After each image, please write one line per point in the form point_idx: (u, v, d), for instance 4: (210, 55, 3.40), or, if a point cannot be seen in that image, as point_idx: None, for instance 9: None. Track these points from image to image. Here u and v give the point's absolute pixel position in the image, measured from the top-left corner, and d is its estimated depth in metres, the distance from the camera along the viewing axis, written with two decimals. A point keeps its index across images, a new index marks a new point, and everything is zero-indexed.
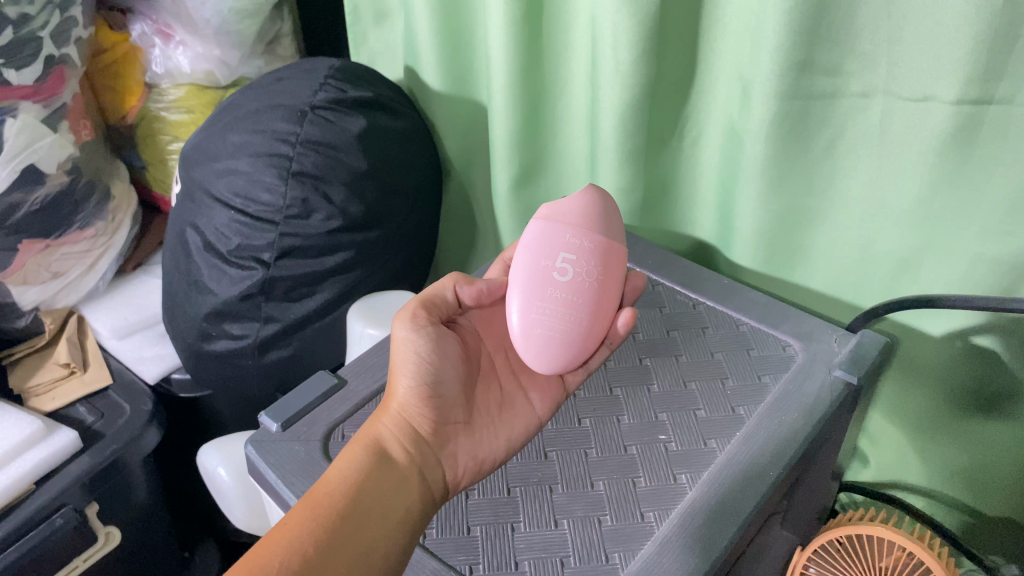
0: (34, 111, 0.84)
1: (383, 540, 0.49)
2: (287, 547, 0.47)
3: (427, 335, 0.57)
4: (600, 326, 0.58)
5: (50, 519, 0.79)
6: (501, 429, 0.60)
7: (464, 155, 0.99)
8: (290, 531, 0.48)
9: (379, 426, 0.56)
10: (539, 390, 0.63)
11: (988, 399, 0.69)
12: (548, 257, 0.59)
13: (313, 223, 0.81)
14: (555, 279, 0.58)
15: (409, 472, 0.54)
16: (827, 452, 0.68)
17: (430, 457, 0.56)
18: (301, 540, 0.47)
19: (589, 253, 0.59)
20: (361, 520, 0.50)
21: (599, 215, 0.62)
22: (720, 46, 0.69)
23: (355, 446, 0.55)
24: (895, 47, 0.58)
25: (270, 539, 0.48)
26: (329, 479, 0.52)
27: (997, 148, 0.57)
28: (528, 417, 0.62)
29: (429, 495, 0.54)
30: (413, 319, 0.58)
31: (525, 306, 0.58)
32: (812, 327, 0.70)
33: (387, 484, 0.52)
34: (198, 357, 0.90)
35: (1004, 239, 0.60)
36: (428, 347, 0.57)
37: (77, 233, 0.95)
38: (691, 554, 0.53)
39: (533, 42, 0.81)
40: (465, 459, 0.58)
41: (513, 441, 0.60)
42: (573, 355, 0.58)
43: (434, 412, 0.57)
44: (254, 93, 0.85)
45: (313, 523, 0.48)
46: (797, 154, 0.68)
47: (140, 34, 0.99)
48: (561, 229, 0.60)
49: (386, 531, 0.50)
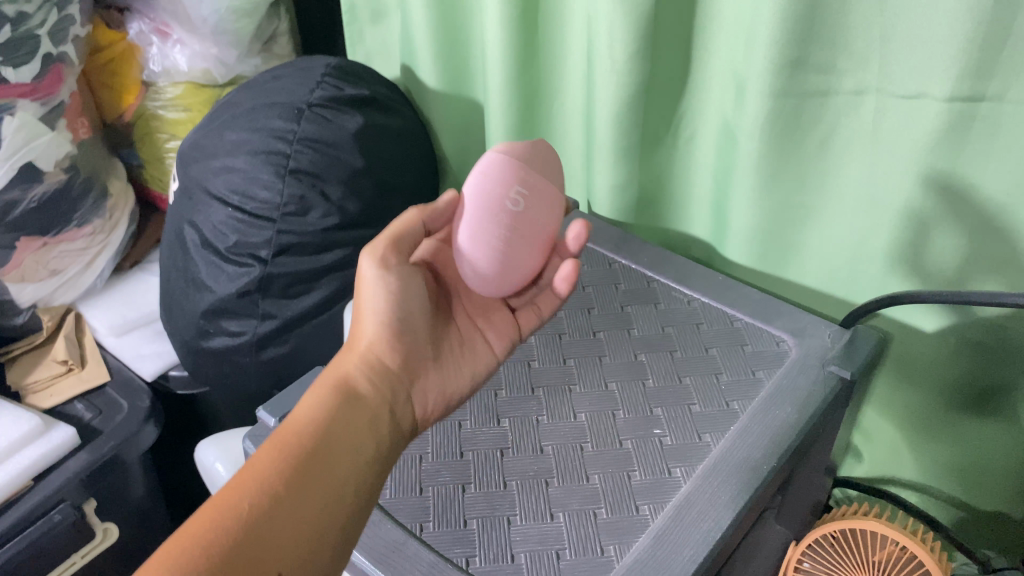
0: (32, 109, 0.84)
1: (349, 481, 0.48)
2: (250, 490, 0.45)
3: (399, 276, 0.55)
4: (536, 263, 0.59)
5: (48, 515, 0.79)
6: (465, 368, 0.60)
7: (460, 153, 0.99)
8: (253, 473, 0.46)
9: (346, 363, 0.53)
10: (500, 332, 0.63)
11: (982, 394, 0.69)
12: (503, 185, 0.55)
13: (310, 220, 0.82)
14: (508, 210, 0.55)
15: (378, 410, 0.52)
16: (821, 446, 0.68)
17: (399, 395, 0.54)
18: (264, 482, 0.46)
19: (540, 191, 0.57)
20: (328, 462, 0.48)
21: (547, 160, 0.59)
22: (715, 44, 0.70)
23: (320, 383, 0.52)
24: (887, 46, 0.59)
25: (233, 482, 0.46)
26: (293, 419, 0.50)
27: (988, 144, 0.58)
28: (490, 356, 0.62)
29: (396, 433, 0.53)
30: (383, 258, 0.55)
31: (475, 231, 0.55)
32: (806, 323, 0.71)
33: (355, 423, 0.50)
34: (195, 354, 0.90)
35: (995, 234, 0.61)
36: (400, 287, 0.54)
37: (75, 231, 0.95)
38: (685, 548, 0.53)
39: (529, 41, 0.81)
40: (432, 395, 0.57)
41: (473, 380, 0.61)
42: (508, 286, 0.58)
43: (404, 351, 0.55)
44: (251, 91, 0.85)
45: (277, 464, 0.47)
46: (791, 151, 0.68)
47: (138, 32, 0.99)
48: (517, 162, 0.56)
49: (354, 472, 0.49)
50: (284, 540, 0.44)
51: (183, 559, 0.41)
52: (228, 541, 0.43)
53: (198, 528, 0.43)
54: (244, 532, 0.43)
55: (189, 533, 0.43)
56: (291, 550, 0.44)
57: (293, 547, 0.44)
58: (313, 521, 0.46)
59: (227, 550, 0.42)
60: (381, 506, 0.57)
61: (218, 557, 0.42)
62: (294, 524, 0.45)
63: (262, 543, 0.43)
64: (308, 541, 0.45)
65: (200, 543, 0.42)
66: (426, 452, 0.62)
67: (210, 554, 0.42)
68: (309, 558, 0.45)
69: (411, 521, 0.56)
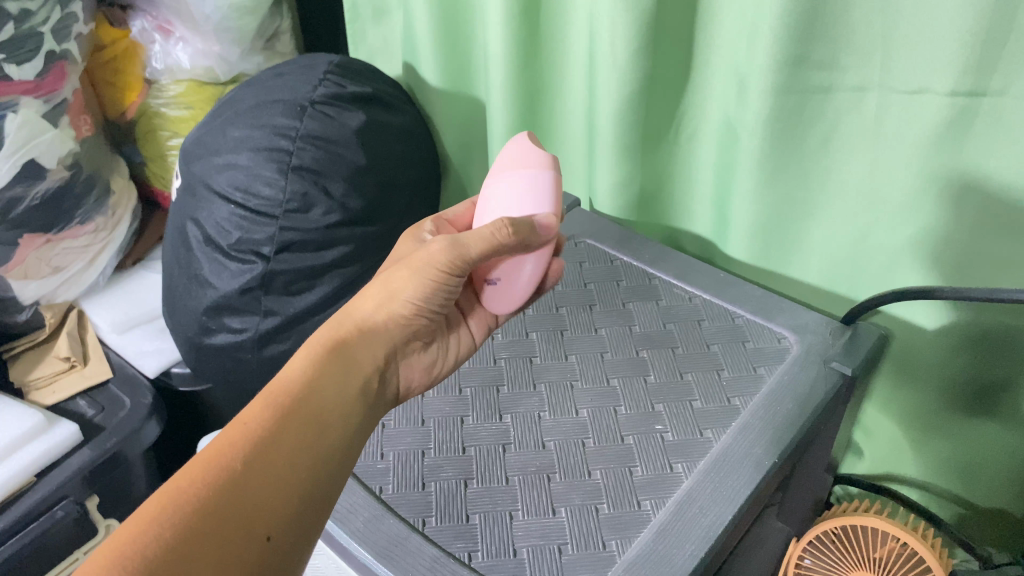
0: (35, 106, 0.84)
1: (341, 442, 0.48)
2: (247, 441, 0.44)
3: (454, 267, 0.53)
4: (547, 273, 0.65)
5: (51, 511, 0.80)
6: (449, 350, 0.62)
7: (462, 151, 1.00)
8: (249, 424, 0.45)
9: (346, 326, 0.53)
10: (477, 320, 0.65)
11: (984, 391, 0.70)
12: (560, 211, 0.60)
13: (313, 217, 0.82)
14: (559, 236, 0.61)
15: (371, 377, 0.52)
16: (822, 442, 0.69)
17: (392, 367, 0.55)
18: (261, 434, 0.44)
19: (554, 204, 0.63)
20: (324, 420, 0.47)
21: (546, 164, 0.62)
22: (717, 41, 0.70)
23: (316, 342, 0.51)
24: (889, 42, 0.59)
25: (226, 432, 0.44)
26: (290, 374, 0.48)
27: (990, 139, 0.58)
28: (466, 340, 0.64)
29: (382, 402, 0.54)
30: (456, 242, 0.52)
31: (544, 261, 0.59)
32: (807, 320, 0.71)
33: (350, 386, 0.50)
34: (198, 351, 0.90)
35: (997, 228, 0.61)
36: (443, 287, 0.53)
37: (77, 228, 0.96)
38: (687, 543, 0.53)
39: (531, 38, 0.82)
40: (415, 370, 0.59)
41: (452, 360, 0.63)
42: (522, 305, 0.63)
43: (409, 326, 0.55)
44: (253, 89, 0.85)
45: (274, 417, 0.45)
46: (793, 148, 0.69)
47: (140, 30, 0.99)
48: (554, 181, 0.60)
49: (346, 433, 0.48)
50: (279, 494, 0.43)
51: (177, 507, 0.40)
52: (223, 491, 0.41)
53: (192, 476, 0.42)
54: (239, 482, 0.42)
55: (180, 481, 0.41)
56: (286, 505, 0.43)
57: (287, 502, 0.43)
58: (307, 477, 0.45)
59: (224, 500, 0.41)
60: (383, 501, 0.58)
61: (217, 509, 0.41)
62: (290, 479, 0.44)
63: (258, 495, 0.42)
64: (302, 498, 0.44)
65: (194, 491, 0.41)
66: (428, 447, 0.62)
67: (205, 503, 0.41)
68: (301, 515, 0.44)
69: (413, 516, 0.56)
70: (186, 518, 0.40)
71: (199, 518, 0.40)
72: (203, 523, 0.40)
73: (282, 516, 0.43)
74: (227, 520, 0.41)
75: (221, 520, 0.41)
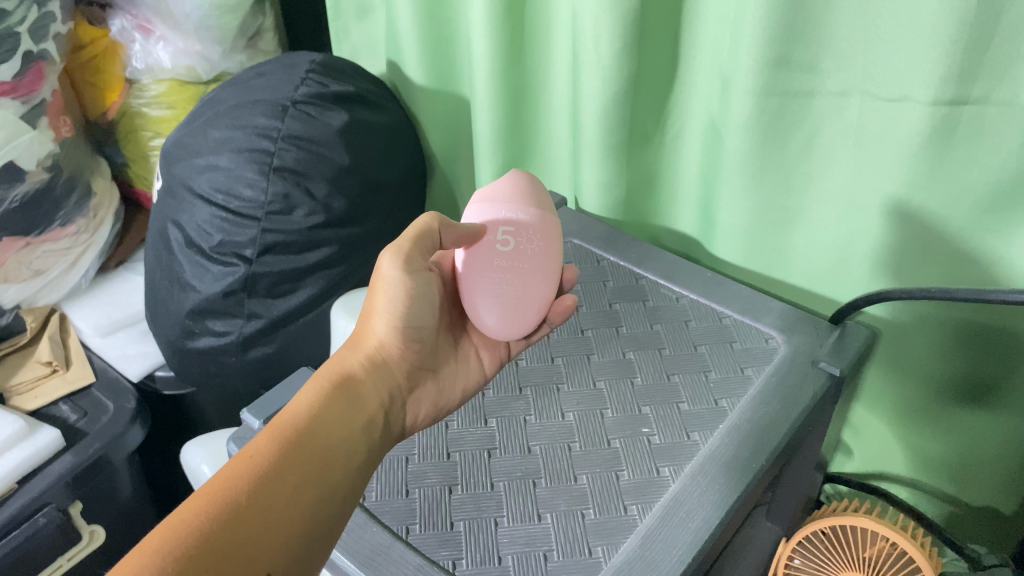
0: (13, 107, 0.83)
1: (345, 480, 0.47)
2: (249, 476, 0.43)
3: (416, 279, 0.53)
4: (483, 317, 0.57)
5: (33, 519, 0.78)
6: (457, 382, 0.60)
7: (448, 149, 0.99)
8: (253, 460, 0.44)
9: (350, 361, 0.52)
10: (488, 347, 0.63)
11: (974, 392, 0.69)
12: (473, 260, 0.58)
13: (295, 219, 0.81)
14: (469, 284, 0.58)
15: (376, 413, 0.51)
16: (812, 443, 0.68)
17: (396, 402, 0.54)
18: (265, 469, 0.44)
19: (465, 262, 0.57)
20: (329, 458, 0.46)
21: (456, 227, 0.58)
22: (699, 40, 0.70)
23: (321, 378, 0.51)
24: (871, 48, 0.58)
25: (228, 468, 0.44)
26: (293, 408, 0.48)
27: (973, 144, 0.57)
28: (476, 373, 0.62)
29: (388, 438, 0.52)
30: (403, 258, 0.52)
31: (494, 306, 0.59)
32: (795, 320, 0.70)
33: (354, 421, 0.49)
34: (181, 354, 0.89)
35: (982, 235, 0.60)
36: (418, 289, 0.53)
37: (59, 230, 0.94)
38: (675, 548, 0.52)
39: (513, 39, 0.81)
40: (424, 404, 0.57)
41: (459, 396, 0.61)
42: (499, 332, 0.58)
43: (408, 356, 0.54)
44: (234, 89, 0.84)
45: (279, 451, 0.45)
46: (775, 151, 0.68)
47: (120, 29, 0.98)
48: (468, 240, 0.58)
49: (350, 469, 0.47)
50: (282, 531, 0.43)
51: (178, 540, 0.40)
52: (225, 527, 0.41)
53: (194, 509, 0.41)
54: (240, 520, 0.42)
55: (183, 514, 0.41)
56: (287, 543, 0.43)
57: (290, 542, 0.43)
58: (308, 518, 0.44)
59: (224, 536, 0.41)
60: (366, 508, 0.57)
61: (214, 542, 0.40)
62: (290, 517, 0.43)
63: (259, 532, 0.42)
64: (304, 536, 0.44)
65: (196, 525, 0.40)
66: (412, 453, 0.61)
67: (208, 536, 0.40)
68: (303, 551, 0.43)
69: (396, 524, 0.56)
70: (187, 551, 0.39)
71: (199, 553, 0.40)
72: (204, 558, 0.39)
73: (283, 554, 0.42)
74: (227, 556, 0.40)
75: (221, 556, 0.40)
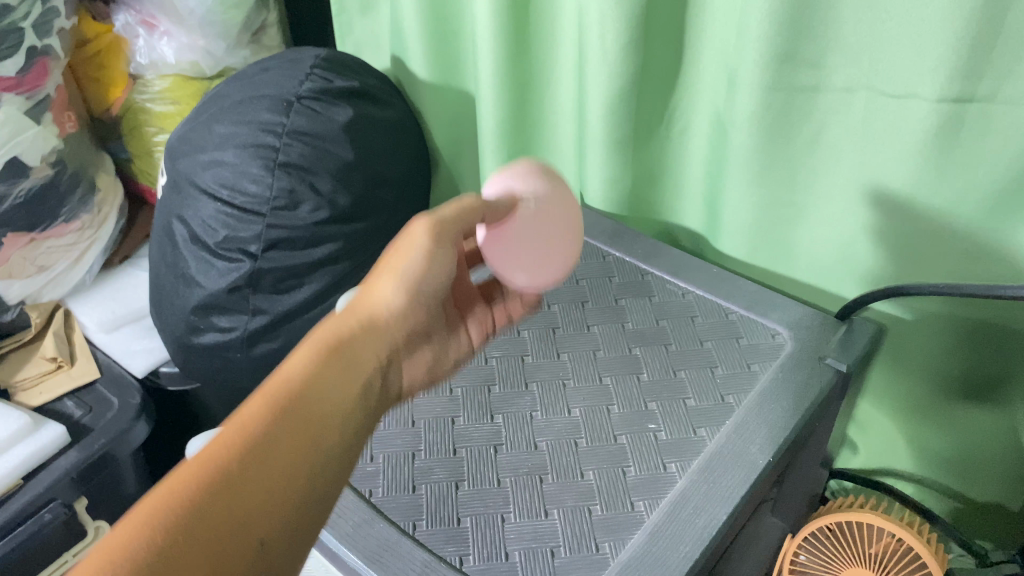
0: (17, 103, 0.83)
1: (344, 452, 0.44)
2: (244, 444, 0.40)
3: (441, 250, 0.49)
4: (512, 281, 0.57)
5: (39, 514, 0.79)
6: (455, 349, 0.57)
7: (452, 145, 0.98)
8: (247, 428, 0.40)
9: (351, 323, 0.47)
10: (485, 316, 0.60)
11: (980, 388, 0.69)
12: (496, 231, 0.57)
13: (300, 214, 0.81)
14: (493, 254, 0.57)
15: (376, 382, 0.47)
16: (818, 439, 0.68)
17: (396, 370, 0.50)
18: (262, 438, 0.40)
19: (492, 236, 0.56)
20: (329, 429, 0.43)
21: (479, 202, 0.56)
22: (705, 36, 0.69)
23: (319, 339, 0.46)
24: (878, 44, 0.58)
25: (221, 434, 0.40)
26: (288, 370, 0.43)
27: (979, 142, 0.57)
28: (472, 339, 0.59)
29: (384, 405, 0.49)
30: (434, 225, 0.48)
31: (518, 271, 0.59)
32: (802, 316, 0.70)
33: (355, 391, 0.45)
34: (186, 350, 0.89)
35: (988, 233, 0.60)
36: (439, 257, 0.49)
37: (64, 226, 0.94)
38: (682, 544, 0.52)
39: (518, 34, 0.80)
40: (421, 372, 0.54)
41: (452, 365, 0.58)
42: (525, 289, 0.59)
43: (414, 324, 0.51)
44: (238, 84, 0.84)
45: (276, 419, 0.41)
46: (782, 147, 0.68)
47: (123, 24, 0.98)
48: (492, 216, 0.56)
49: (350, 442, 0.44)
50: (281, 503, 0.39)
51: (169, 513, 0.36)
52: (218, 500, 0.38)
53: (184, 480, 0.38)
54: (235, 492, 0.38)
55: (172, 484, 0.37)
56: (285, 515, 0.40)
57: (288, 515, 0.40)
58: (307, 491, 0.41)
59: (219, 508, 0.37)
60: (374, 504, 0.57)
61: (206, 516, 0.37)
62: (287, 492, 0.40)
63: (256, 505, 0.39)
64: (302, 509, 0.41)
65: (187, 497, 0.37)
66: (419, 449, 0.61)
67: (201, 509, 0.37)
68: (301, 524, 0.41)
69: (403, 519, 0.56)
70: (180, 524, 0.36)
71: (192, 526, 0.36)
72: (199, 532, 0.36)
73: (280, 527, 0.39)
74: (223, 529, 0.37)
75: (215, 531, 0.37)
